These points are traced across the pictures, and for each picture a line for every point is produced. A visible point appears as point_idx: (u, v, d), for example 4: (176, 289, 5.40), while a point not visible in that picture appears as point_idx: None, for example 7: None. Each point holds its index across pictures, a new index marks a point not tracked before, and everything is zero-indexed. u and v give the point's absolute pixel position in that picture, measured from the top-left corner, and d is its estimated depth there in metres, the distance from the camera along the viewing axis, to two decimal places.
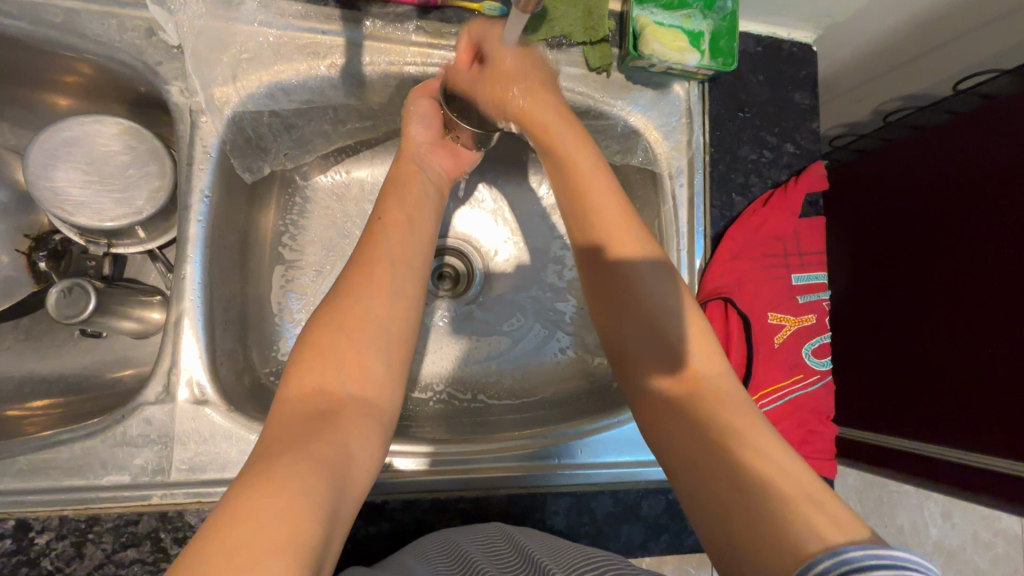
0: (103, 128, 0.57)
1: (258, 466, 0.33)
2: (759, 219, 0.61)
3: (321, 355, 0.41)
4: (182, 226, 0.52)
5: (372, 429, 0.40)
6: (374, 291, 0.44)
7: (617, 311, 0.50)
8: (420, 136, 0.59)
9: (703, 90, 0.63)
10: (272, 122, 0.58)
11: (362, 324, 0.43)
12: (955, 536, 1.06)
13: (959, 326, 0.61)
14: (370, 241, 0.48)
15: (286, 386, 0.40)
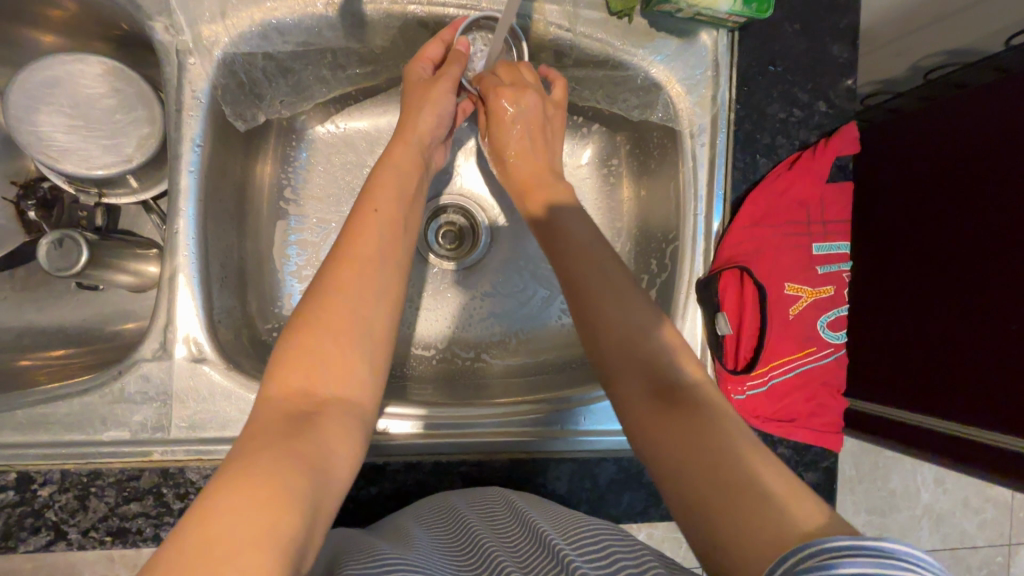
0: (85, 68, 0.53)
1: (239, 468, 0.32)
2: (784, 183, 0.58)
3: (310, 352, 0.40)
4: (173, 176, 0.50)
5: (357, 429, 0.39)
6: (362, 280, 0.44)
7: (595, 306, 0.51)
8: (428, 125, 0.56)
9: (733, 40, 0.58)
10: (267, 67, 0.54)
11: (346, 318, 0.42)
12: (946, 501, 1.07)
13: (944, 320, 0.62)
14: (355, 233, 0.46)
15: (270, 383, 0.39)
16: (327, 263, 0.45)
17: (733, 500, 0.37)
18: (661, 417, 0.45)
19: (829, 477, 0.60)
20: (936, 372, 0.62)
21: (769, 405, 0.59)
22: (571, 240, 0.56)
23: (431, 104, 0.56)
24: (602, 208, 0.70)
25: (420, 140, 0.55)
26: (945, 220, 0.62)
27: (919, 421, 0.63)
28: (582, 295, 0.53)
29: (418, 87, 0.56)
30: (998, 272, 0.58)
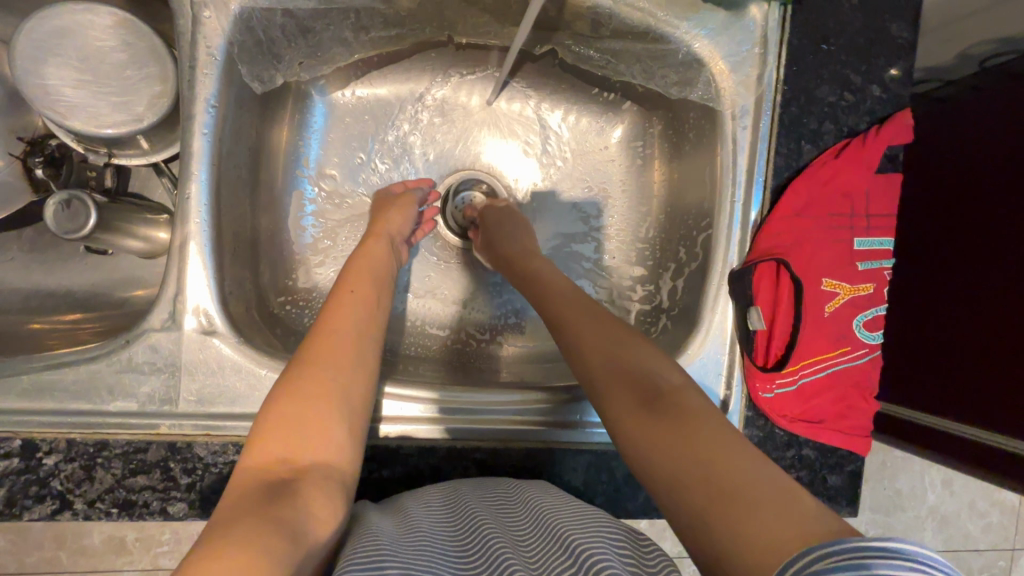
0: (95, 18, 0.50)
1: (206, 542, 0.30)
2: (830, 173, 0.55)
3: (288, 419, 0.39)
4: (185, 139, 0.47)
5: (338, 495, 0.37)
6: (341, 345, 0.44)
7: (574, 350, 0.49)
8: (399, 222, 0.58)
9: (785, 14, 0.54)
10: (287, 24, 0.50)
11: (328, 387, 0.41)
12: (953, 503, 1.05)
13: (967, 330, 0.59)
14: (337, 308, 0.47)
15: (247, 458, 0.37)
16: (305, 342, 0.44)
17: (729, 524, 0.34)
18: (659, 439, 0.40)
19: (854, 482, 0.58)
20: (959, 382, 0.60)
21: (798, 405, 0.56)
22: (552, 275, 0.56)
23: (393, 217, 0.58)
24: (628, 191, 0.68)
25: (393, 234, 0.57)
26: (955, 232, 0.61)
27: (952, 428, 0.60)
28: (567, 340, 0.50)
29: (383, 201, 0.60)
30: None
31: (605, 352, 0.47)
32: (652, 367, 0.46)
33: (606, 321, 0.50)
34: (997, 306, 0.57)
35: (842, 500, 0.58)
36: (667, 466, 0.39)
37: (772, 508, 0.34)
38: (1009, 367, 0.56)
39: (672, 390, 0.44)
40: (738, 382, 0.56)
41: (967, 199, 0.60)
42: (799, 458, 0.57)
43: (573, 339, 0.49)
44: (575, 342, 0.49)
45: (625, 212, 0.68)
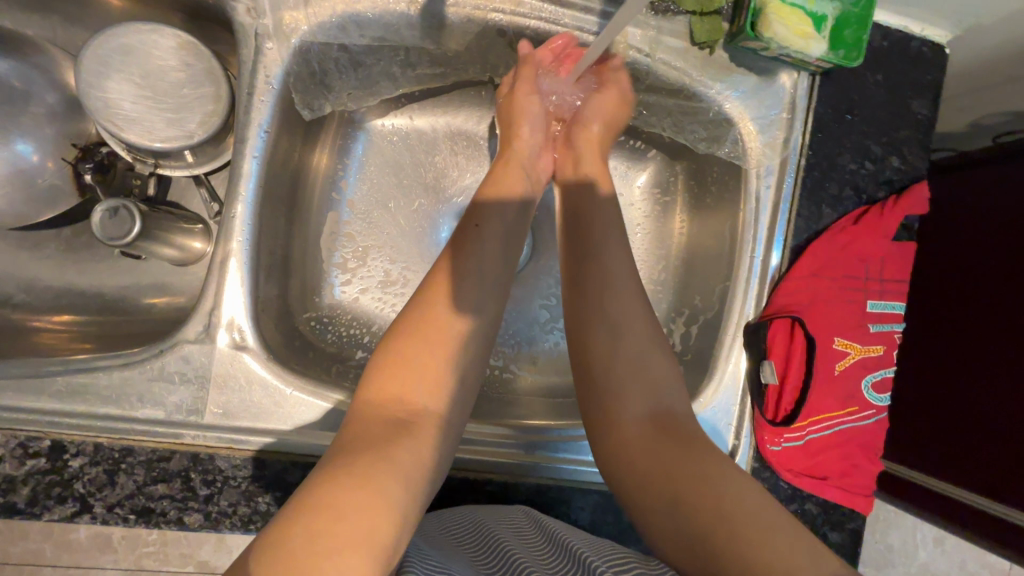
0: (159, 39, 0.53)
1: (338, 469, 0.34)
2: (849, 238, 0.56)
3: (405, 362, 0.42)
4: (236, 160, 0.49)
5: (444, 442, 0.40)
6: (462, 298, 0.46)
7: (591, 338, 0.50)
8: (527, 140, 0.58)
9: (813, 84, 0.57)
10: (341, 58, 0.53)
11: (445, 335, 0.44)
12: (943, 561, 1.02)
13: (973, 399, 0.59)
14: (462, 245, 0.49)
15: (365, 390, 0.41)
16: (427, 280, 0.47)
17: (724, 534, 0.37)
18: (659, 460, 0.43)
19: (853, 540, 0.59)
20: (964, 452, 0.60)
21: (803, 460, 0.57)
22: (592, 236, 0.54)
23: (520, 120, 0.58)
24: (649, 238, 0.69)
25: (522, 157, 0.57)
26: (962, 302, 0.61)
27: (956, 493, 0.60)
28: (591, 327, 0.50)
29: (506, 103, 0.58)
30: None
31: (626, 352, 0.49)
32: (662, 391, 0.47)
33: (634, 312, 0.51)
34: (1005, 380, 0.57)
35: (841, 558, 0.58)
36: (664, 483, 0.42)
37: (771, 532, 0.36)
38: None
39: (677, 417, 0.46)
40: (746, 434, 0.57)
41: (982, 267, 0.60)
42: (801, 512, 0.58)
43: (591, 326, 0.50)
44: (584, 353, 0.50)
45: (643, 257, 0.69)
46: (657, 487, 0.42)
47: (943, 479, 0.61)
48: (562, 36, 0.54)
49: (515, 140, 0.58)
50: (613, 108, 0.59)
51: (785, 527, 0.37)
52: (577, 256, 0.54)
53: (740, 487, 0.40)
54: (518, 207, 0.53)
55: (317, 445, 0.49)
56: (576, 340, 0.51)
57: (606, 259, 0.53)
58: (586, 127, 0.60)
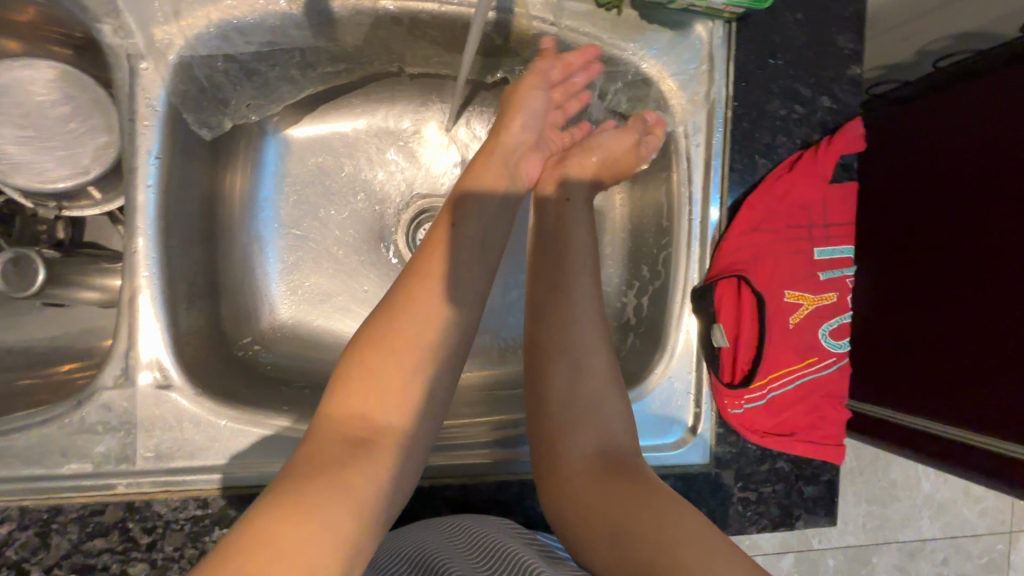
0: (34, 73, 0.50)
1: (286, 496, 0.35)
2: (785, 186, 0.55)
3: (372, 377, 0.40)
4: (129, 194, 0.46)
5: (405, 460, 0.40)
6: (439, 300, 0.44)
7: (552, 332, 0.50)
8: (517, 134, 0.52)
9: (730, 32, 0.55)
10: (230, 69, 0.50)
11: (413, 343, 0.42)
12: (948, 490, 1.00)
13: (944, 324, 0.60)
14: (435, 243, 0.46)
15: (330, 404, 0.40)
16: (399, 283, 0.45)
17: (667, 556, 0.37)
18: (601, 493, 0.44)
19: (829, 492, 0.58)
20: (943, 379, 0.60)
21: (767, 418, 0.56)
22: (568, 224, 0.54)
23: (516, 118, 0.52)
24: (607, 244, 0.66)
25: (507, 153, 0.51)
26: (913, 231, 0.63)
27: (912, 420, 0.62)
28: (550, 347, 0.50)
29: (509, 93, 0.53)
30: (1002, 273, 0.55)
31: (583, 384, 0.49)
32: (611, 426, 0.48)
33: (596, 345, 0.50)
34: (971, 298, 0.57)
35: (819, 511, 0.58)
36: (604, 507, 0.43)
37: (708, 558, 0.37)
38: (985, 367, 0.56)
39: (630, 452, 0.47)
40: (705, 400, 0.56)
41: (929, 195, 0.61)
42: (773, 471, 0.57)
43: (562, 323, 0.50)
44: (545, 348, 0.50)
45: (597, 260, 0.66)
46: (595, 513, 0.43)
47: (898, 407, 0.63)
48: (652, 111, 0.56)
49: (500, 138, 0.52)
50: (618, 136, 0.55)
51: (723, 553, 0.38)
52: (543, 245, 0.54)
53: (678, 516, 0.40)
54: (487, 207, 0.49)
55: (260, 477, 0.47)
56: (534, 353, 0.51)
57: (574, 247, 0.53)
58: (587, 148, 0.56)
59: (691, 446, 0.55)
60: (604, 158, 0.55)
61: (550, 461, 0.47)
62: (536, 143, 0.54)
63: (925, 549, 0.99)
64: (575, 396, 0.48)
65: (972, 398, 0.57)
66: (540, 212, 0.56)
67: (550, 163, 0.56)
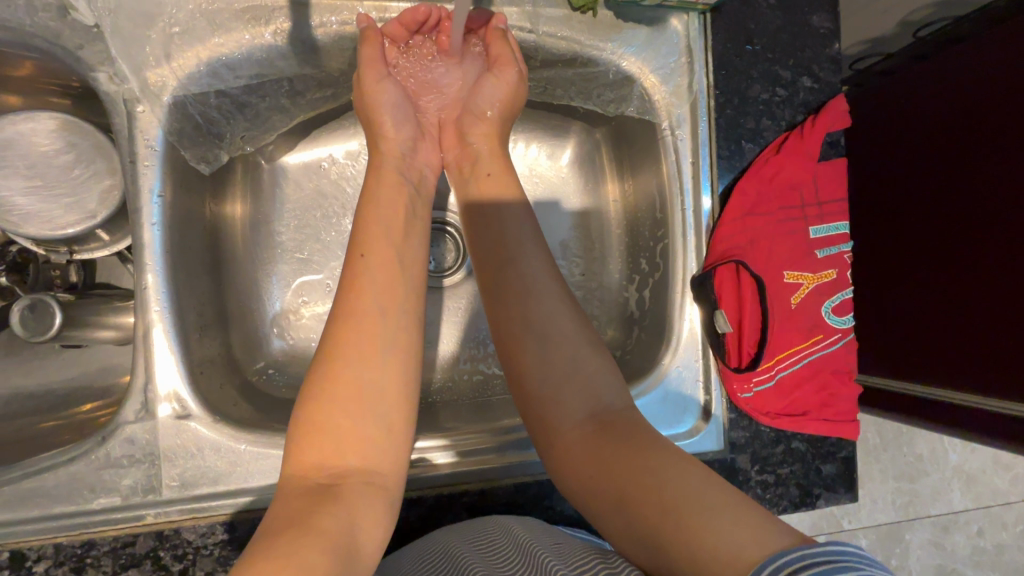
0: (37, 125, 0.52)
1: (261, 547, 0.34)
2: (774, 169, 0.55)
3: (319, 428, 0.40)
4: (135, 233, 0.48)
5: (378, 500, 0.40)
6: (366, 331, 0.44)
7: (516, 344, 0.50)
8: (393, 136, 0.54)
9: (705, 23, 0.56)
10: (222, 104, 0.52)
11: (354, 383, 0.42)
12: (977, 460, 0.99)
13: (952, 289, 0.60)
14: (356, 281, 0.46)
15: (288, 467, 0.40)
16: (329, 326, 0.45)
17: (665, 518, 0.36)
18: (597, 462, 0.43)
19: (847, 468, 0.58)
20: (956, 345, 0.60)
21: (778, 400, 0.56)
22: (499, 222, 0.54)
23: (380, 117, 0.53)
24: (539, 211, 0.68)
25: (395, 161, 0.54)
26: (912, 200, 0.63)
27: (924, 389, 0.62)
28: (514, 344, 0.50)
29: (359, 95, 0.53)
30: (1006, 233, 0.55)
31: (556, 362, 0.49)
32: (598, 392, 0.48)
33: (565, 326, 0.50)
34: (981, 259, 0.57)
35: (840, 488, 0.58)
36: (600, 483, 0.42)
37: (705, 505, 0.36)
38: (994, 329, 0.57)
39: (617, 411, 0.47)
40: (715, 386, 0.56)
41: (927, 164, 0.62)
42: (789, 452, 0.57)
43: (517, 333, 0.50)
44: (512, 358, 0.50)
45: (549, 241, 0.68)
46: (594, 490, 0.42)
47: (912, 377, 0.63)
48: (499, 15, 0.53)
49: (382, 145, 0.54)
50: (506, 93, 0.55)
51: (725, 497, 0.36)
52: (483, 251, 0.54)
53: (672, 472, 0.39)
54: (405, 219, 0.51)
55: None
56: (506, 354, 0.51)
57: (521, 264, 0.52)
58: (481, 116, 0.57)
59: (704, 434, 0.55)
60: (498, 114, 0.56)
61: (548, 441, 0.47)
62: (417, 132, 0.57)
63: (959, 522, 0.98)
64: (540, 387, 0.49)
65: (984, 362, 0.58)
66: (470, 217, 0.56)
67: (447, 140, 0.59)
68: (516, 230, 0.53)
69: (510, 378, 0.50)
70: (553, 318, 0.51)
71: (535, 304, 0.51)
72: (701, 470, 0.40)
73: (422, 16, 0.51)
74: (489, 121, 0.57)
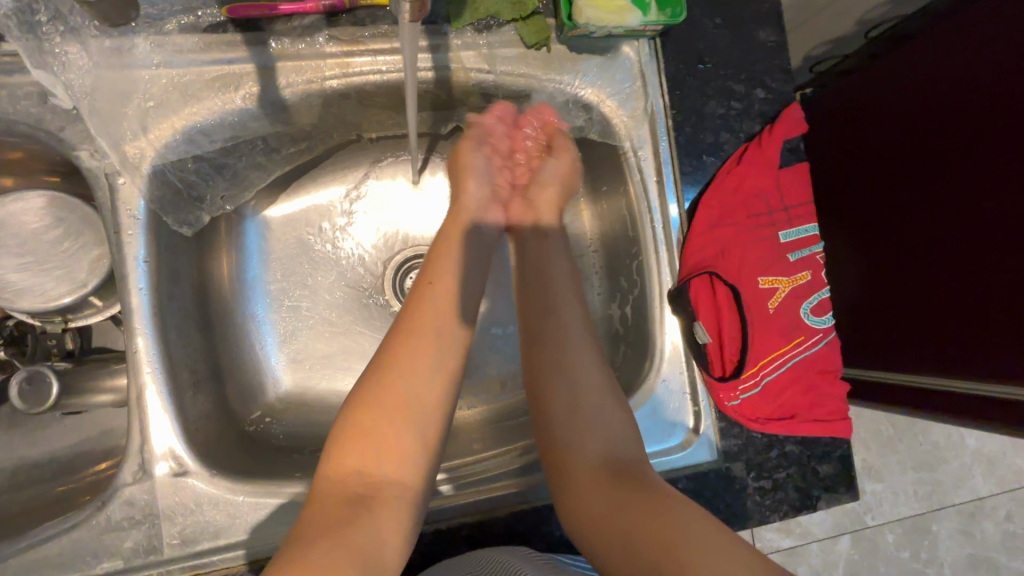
0: (26, 204, 0.55)
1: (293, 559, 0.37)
2: (736, 179, 0.57)
3: (365, 435, 0.44)
4: (124, 298, 0.49)
5: (405, 512, 0.43)
6: (428, 351, 0.47)
7: (547, 365, 0.52)
8: (473, 194, 0.59)
9: (655, 47, 0.58)
10: (200, 168, 0.54)
11: (407, 397, 0.45)
12: (994, 443, 0.97)
13: (929, 277, 0.61)
14: (422, 306, 0.49)
15: (324, 467, 0.43)
16: (390, 344, 0.48)
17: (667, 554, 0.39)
18: (613, 484, 0.46)
19: (844, 467, 0.58)
20: (940, 334, 0.61)
21: (766, 405, 0.57)
22: (545, 265, 0.58)
23: (466, 188, 0.59)
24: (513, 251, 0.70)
25: (468, 211, 0.59)
26: (888, 187, 0.64)
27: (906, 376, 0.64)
28: (545, 363, 0.53)
29: (455, 160, 0.61)
30: (977, 225, 0.57)
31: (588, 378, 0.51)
32: (631, 407, 0.51)
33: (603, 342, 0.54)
34: (956, 248, 0.59)
35: (840, 487, 0.58)
36: (610, 512, 0.44)
37: (704, 546, 0.38)
38: (971, 316, 0.58)
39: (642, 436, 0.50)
40: (702, 397, 0.56)
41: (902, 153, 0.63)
42: (784, 456, 0.57)
43: (552, 360, 0.53)
44: (540, 376, 0.52)
45: None
46: (604, 517, 0.44)
47: (894, 362, 0.65)
48: (559, 119, 0.59)
49: (461, 203, 0.59)
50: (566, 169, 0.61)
51: (722, 539, 0.39)
52: (535, 287, 0.57)
53: (680, 510, 0.42)
54: (466, 252, 0.56)
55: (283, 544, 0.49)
56: (535, 372, 0.53)
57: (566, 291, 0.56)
58: (543, 185, 0.61)
59: (697, 446, 0.55)
60: (563, 185, 0.62)
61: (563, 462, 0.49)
62: (494, 195, 0.61)
63: (984, 509, 0.96)
64: (575, 397, 0.50)
65: (967, 348, 0.59)
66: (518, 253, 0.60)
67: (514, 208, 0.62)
68: (558, 266, 0.58)
69: (538, 395, 0.52)
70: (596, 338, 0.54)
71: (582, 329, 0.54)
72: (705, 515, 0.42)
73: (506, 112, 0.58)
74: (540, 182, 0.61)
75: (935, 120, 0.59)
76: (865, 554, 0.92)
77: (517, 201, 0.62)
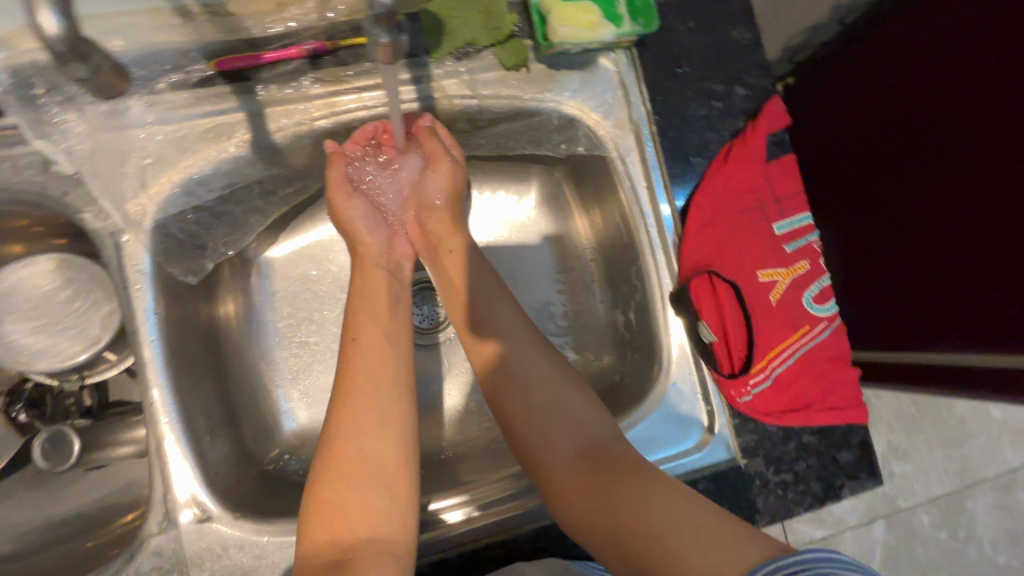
0: (35, 267, 0.56)
1: None
2: (725, 178, 0.58)
3: (330, 504, 0.43)
4: (138, 351, 0.50)
5: (392, 566, 0.41)
6: (363, 405, 0.48)
7: (505, 396, 0.53)
8: (370, 241, 0.61)
9: (633, 56, 0.59)
10: (200, 217, 0.56)
11: (358, 456, 0.45)
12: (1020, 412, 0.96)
13: (932, 255, 0.62)
14: (351, 365, 0.50)
15: (301, 546, 0.42)
16: (330, 408, 0.48)
17: (664, 553, 0.39)
18: (597, 500, 0.45)
19: (864, 453, 0.58)
20: (948, 311, 0.61)
21: (779, 397, 0.56)
22: (478, 289, 0.59)
23: (356, 228, 0.60)
24: (506, 259, 0.71)
25: (376, 256, 0.60)
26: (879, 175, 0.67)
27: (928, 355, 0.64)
28: (502, 389, 0.53)
29: (332, 212, 0.60)
30: (968, 194, 0.58)
31: (542, 398, 0.52)
32: (588, 422, 0.50)
33: (544, 364, 0.54)
34: (951, 221, 0.60)
35: (862, 473, 0.57)
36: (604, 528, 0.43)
37: (691, 533, 0.39)
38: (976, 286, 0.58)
39: (608, 442, 0.49)
40: (715, 396, 0.56)
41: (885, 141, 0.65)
42: (803, 447, 0.57)
43: (505, 388, 0.53)
44: (501, 407, 0.53)
45: (529, 279, 0.71)
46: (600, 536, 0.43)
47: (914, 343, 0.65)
48: (424, 116, 0.57)
49: (360, 244, 0.60)
50: (446, 181, 0.60)
51: (708, 523, 0.40)
52: (466, 317, 0.58)
53: (660, 504, 0.42)
54: (389, 296, 0.57)
55: None
56: (494, 401, 0.54)
57: (496, 319, 0.57)
58: (432, 206, 0.62)
59: (713, 445, 0.56)
60: (447, 200, 0.62)
61: (547, 488, 0.48)
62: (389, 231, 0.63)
63: (1018, 480, 0.94)
64: (531, 419, 0.51)
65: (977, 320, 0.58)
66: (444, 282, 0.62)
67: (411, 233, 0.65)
68: (483, 291, 0.59)
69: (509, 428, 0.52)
70: (534, 362, 0.54)
71: (517, 354, 0.55)
72: (689, 498, 0.43)
73: (368, 133, 0.57)
74: (449, 201, 0.62)
75: (909, 106, 0.62)
76: (901, 539, 0.90)
77: (427, 220, 0.63)
